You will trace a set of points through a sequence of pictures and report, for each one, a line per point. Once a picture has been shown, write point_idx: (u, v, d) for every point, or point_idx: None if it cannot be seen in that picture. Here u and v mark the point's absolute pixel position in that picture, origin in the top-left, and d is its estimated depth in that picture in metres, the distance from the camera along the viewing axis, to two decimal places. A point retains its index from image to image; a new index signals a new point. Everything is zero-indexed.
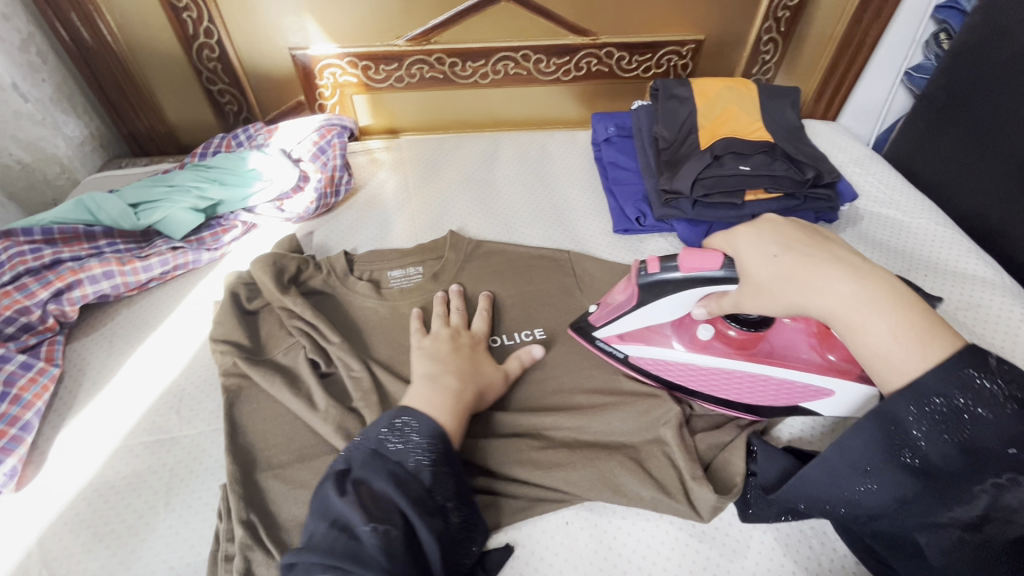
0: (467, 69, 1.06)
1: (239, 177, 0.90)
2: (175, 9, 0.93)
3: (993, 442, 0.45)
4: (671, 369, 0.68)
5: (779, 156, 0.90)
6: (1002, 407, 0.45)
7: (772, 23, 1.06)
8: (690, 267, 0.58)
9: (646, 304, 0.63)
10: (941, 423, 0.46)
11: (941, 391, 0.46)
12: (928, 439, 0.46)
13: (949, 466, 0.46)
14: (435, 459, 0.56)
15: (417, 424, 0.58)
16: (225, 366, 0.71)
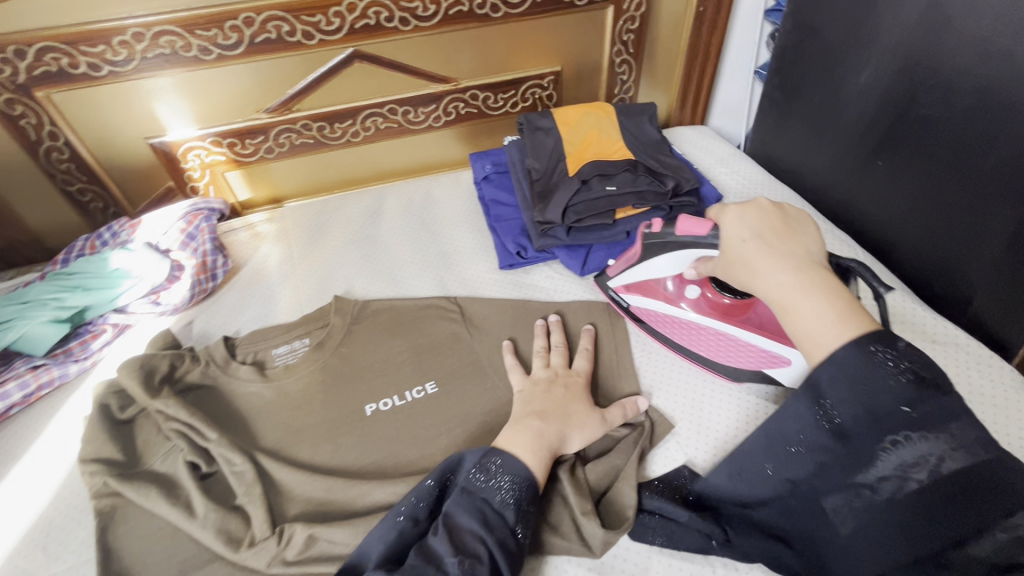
0: (337, 130, 1.06)
1: (104, 279, 0.86)
2: (11, 118, 0.89)
3: (893, 408, 0.49)
4: (661, 319, 0.80)
5: (642, 171, 0.94)
6: (894, 374, 0.50)
7: (620, 46, 1.12)
8: (684, 229, 0.72)
9: (648, 260, 0.78)
10: (849, 385, 0.51)
11: (854, 363, 0.50)
12: (841, 406, 0.51)
13: (859, 431, 0.51)
14: (528, 489, 0.58)
15: (509, 458, 0.60)
16: (95, 489, 0.66)
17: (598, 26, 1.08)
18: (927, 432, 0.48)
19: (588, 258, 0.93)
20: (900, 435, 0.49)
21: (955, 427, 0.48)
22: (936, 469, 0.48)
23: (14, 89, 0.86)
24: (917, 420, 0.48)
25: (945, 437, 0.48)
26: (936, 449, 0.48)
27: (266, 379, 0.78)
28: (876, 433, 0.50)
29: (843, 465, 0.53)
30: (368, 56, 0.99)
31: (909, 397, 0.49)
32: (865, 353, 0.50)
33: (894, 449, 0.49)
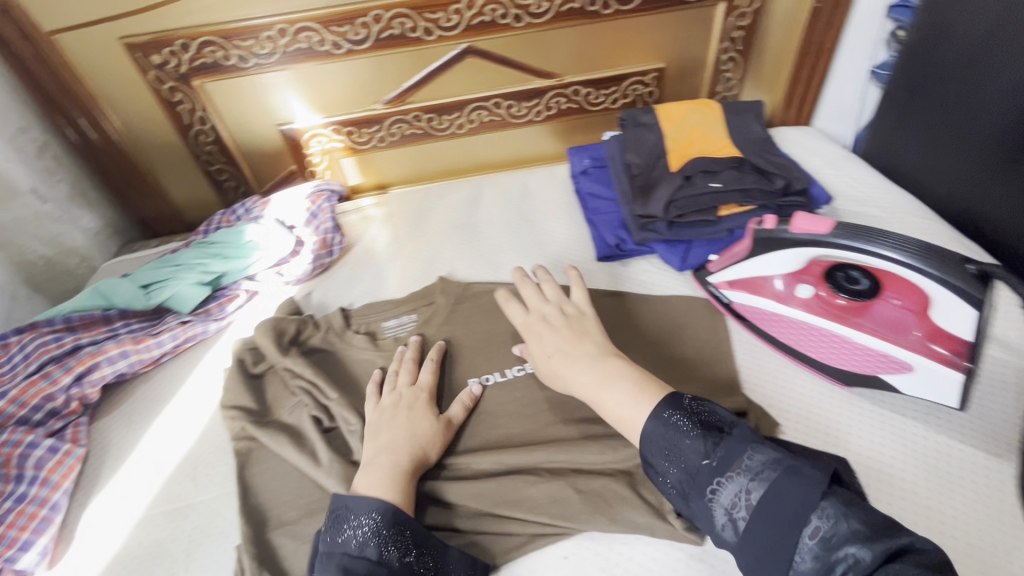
0: (444, 122, 1.12)
1: (239, 249, 0.96)
2: (171, 104, 1.01)
3: (699, 462, 0.54)
4: (765, 318, 0.78)
5: (749, 169, 0.93)
6: (690, 433, 0.56)
7: (728, 43, 1.11)
8: (801, 226, 0.70)
9: (759, 255, 0.77)
10: (666, 452, 0.56)
11: (662, 430, 0.57)
12: (670, 468, 0.56)
13: (691, 492, 0.54)
14: (386, 524, 0.56)
15: (352, 500, 0.59)
16: (235, 432, 0.75)
17: (707, 23, 1.07)
18: (731, 470, 0.52)
19: (689, 253, 0.92)
20: (715, 481, 0.52)
21: (747, 462, 0.52)
22: (748, 502, 0.50)
23: (177, 78, 0.98)
24: (719, 465, 0.53)
25: (742, 472, 0.51)
26: (740, 485, 0.51)
27: (378, 347, 0.83)
28: (702, 488, 0.53)
29: (699, 518, 0.53)
30: (480, 51, 1.03)
31: (703, 448, 0.54)
32: (669, 420, 0.57)
33: (718, 496, 0.52)
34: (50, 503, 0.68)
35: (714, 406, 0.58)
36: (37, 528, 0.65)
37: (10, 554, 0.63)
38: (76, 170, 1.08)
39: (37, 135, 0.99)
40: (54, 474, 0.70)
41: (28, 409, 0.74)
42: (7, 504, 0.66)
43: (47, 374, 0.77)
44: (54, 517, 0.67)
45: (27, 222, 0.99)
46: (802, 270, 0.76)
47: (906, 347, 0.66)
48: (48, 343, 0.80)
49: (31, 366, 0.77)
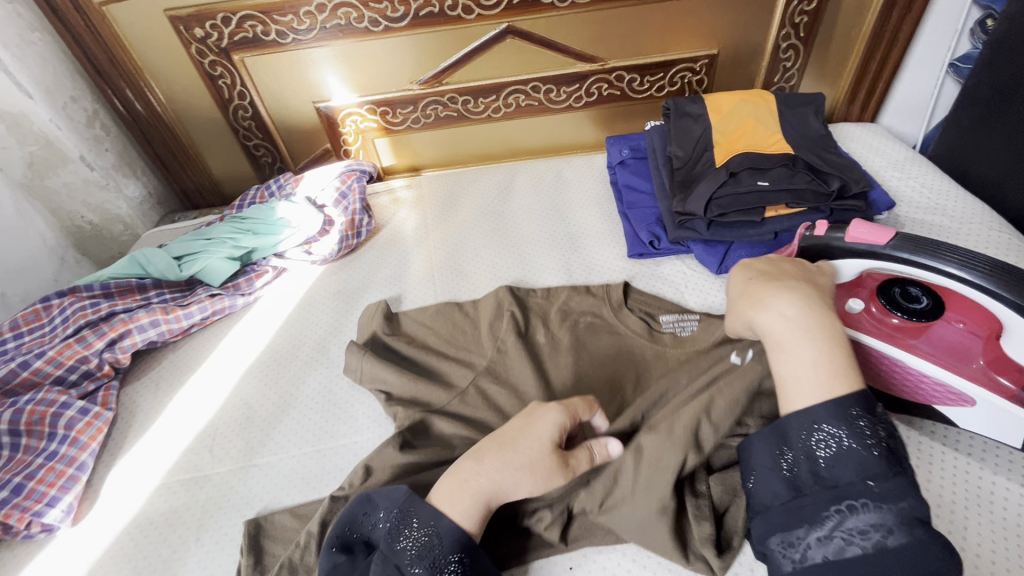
0: (480, 105, 1.09)
1: (268, 226, 0.96)
2: (212, 77, 1.02)
3: (855, 479, 0.46)
4: None
5: (801, 168, 0.86)
6: (868, 446, 0.47)
7: (790, 29, 1.02)
8: (856, 236, 0.64)
9: (803, 265, 0.70)
10: (824, 444, 0.48)
11: (828, 420, 0.48)
12: (826, 462, 0.47)
13: (807, 493, 0.47)
14: (448, 549, 0.51)
15: (426, 508, 0.54)
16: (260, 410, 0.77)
17: (767, 5, 0.99)
18: (876, 505, 0.44)
19: (727, 255, 0.86)
20: (851, 500, 0.45)
21: (903, 506, 0.44)
22: (878, 542, 0.43)
23: (218, 52, 0.98)
24: (873, 493, 0.45)
25: (886, 513, 0.44)
26: (879, 519, 0.44)
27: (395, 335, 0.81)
28: (819, 503, 0.46)
29: (781, 513, 0.48)
30: (521, 32, 0.99)
31: (872, 467, 0.46)
32: (846, 419, 0.48)
33: (840, 520, 0.45)
34: (77, 462, 0.70)
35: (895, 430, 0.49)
36: (63, 485, 0.68)
37: (37, 509, 0.65)
38: (124, 140, 1.11)
39: (87, 105, 1.03)
40: (83, 435, 0.73)
41: (64, 370, 0.77)
42: (39, 460, 0.69)
43: (81, 337, 0.79)
44: (80, 476, 0.70)
45: (76, 188, 1.06)
46: (853, 283, 0.69)
47: (967, 378, 0.59)
48: (86, 307, 0.82)
49: (69, 329, 0.80)
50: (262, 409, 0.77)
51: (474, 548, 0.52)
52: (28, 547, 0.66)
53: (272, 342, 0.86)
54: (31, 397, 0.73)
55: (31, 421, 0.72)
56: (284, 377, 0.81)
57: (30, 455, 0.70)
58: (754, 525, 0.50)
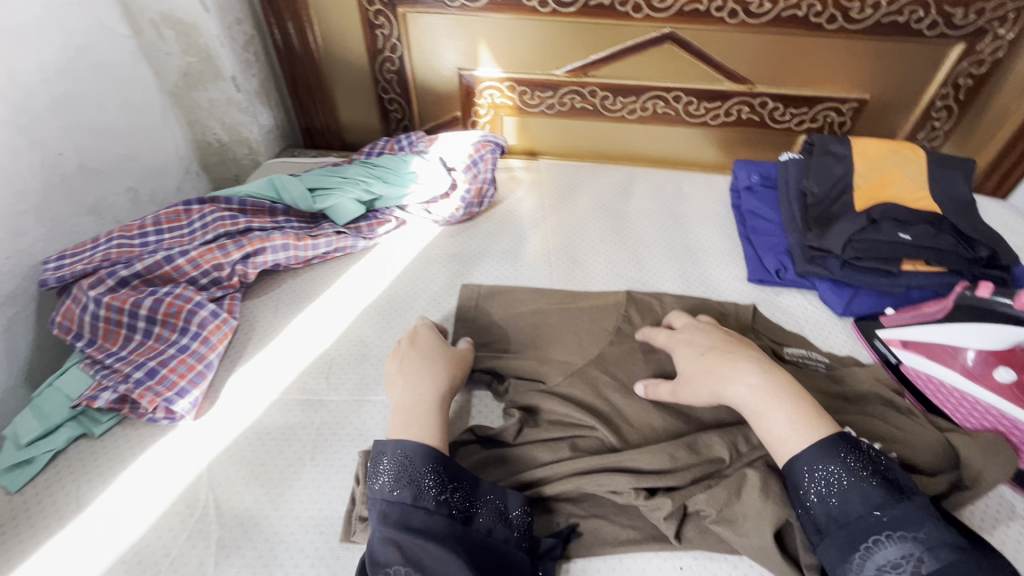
0: (618, 104, 1.10)
1: (399, 177, 0.98)
2: (371, 26, 1.05)
3: (864, 512, 0.51)
4: (940, 391, 0.71)
5: (947, 229, 0.85)
6: (864, 478, 0.53)
7: (949, 90, 1.00)
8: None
9: (954, 318, 0.73)
10: (838, 485, 0.53)
11: (825, 463, 0.54)
12: (844, 500, 0.52)
13: (835, 531, 0.52)
14: (415, 466, 0.57)
15: (389, 440, 0.59)
16: (379, 351, 0.79)
17: (934, 62, 0.97)
18: (899, 535, 0.49)
19: (854, 299, 0.85)
20: (879, 535, 0.50)
21: (926, 532, 0.49)
22: (914, 571, 0.48)
23: (385, 3, 1.01)
24: (886, 524, 0.50)
25: (916, 540, 0.49)
26: (910, 550, 0.49)
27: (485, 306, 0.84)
28: (855, 535, 0.51)
29: (819, 548, 0.52)
30: (681, 40, 0.99)
31: (879, 499, 0.51)
32: (838, 454, 0.54)
33: (871, 552, 0.50)
34: (206, 360, 0.73)
35: (890, 462, 0.55)
36: (193, 379, 0.70)
37: (168, 396, 0.68)
38: (268, 69, 1.15)
39: (247, 29, 1.07)
40: (212, 336, 0.75)
41: (199, 272, 0.80)
42: (171, 350, 0.72)
43: (222, 246, 0.82)
44: (207, 373, 0.72)
45: (218, 106, 1.10)
46: (1006, 353, 0.67)
47: None
48: (226, 219, 0.85)
49: (208, 236, 0.83)
50: (378, 349, 0.79)
51: (443, 457, 0.58)
52: (150, 430, 0.68)
53: (389, 288, 0.88)
54: (170, 291, 0.77)
55: (167, 313, 0.75)
56: (399, 324, 0.82)
57: (162, 344, 0.73)
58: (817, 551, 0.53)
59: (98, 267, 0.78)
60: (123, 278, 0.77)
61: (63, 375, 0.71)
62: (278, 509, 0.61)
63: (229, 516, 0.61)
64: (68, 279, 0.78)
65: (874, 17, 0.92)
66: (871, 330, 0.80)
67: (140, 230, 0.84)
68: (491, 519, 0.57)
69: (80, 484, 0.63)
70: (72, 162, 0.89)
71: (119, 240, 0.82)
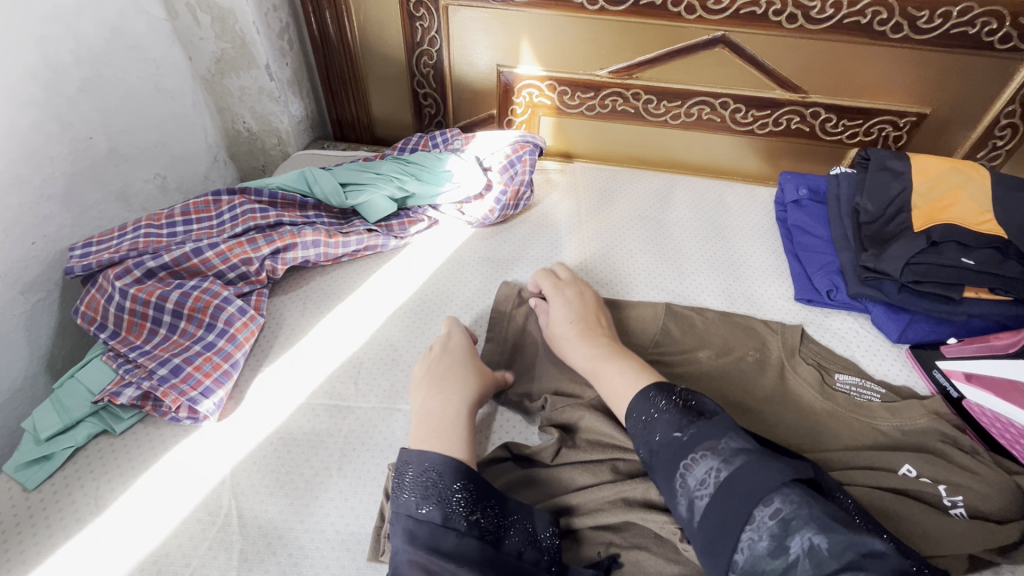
0: (661, 108, 1.05)
1: (433, 176, 0.95)
2: (411, 18, 1.01)
3: (670, 435, 0.53)
4: (1008, 431, 0.66)
5: (1013, 255, 0.80)
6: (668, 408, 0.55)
7: (1016, 107, 0.94)
8: None
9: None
10: (651, 419, 0.56)
11: (646, 401, 0.57)
12: (659, 432, 0.54)
13: (660, 463, 0.53)
14: (444, 480, 0.53)
15: (414, 452, 0.56)
16: (410, 357, 0.75)
17: (1003, 77, 0.92)
18: (698, 447, 0.50)
19: (909, 326, 0.80)
20: (689, 457, 0.51)
21: (721, 441, 0.50)
22: (717, 479, 0.48)
23: None
24: (685, 442, 0.52)
25: (713, 451, 0.50)
26: (710, 462, 0.49)
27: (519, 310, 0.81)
28: (673, 461, 0.52)
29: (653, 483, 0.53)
30: (733, 44, 0.95)
31: (678, 423, 0.54)
32: (649, 396, 0.58)
33: (687, 473, 0.50)
34: (231, 359, 0.70)
35: (700, 394, 0.57)
36: (218, 379, 0.67)
37: (193, 396, 0.65)
38: (302, 58, 1.12)
39: (283, 17, 1.04)
40: (239, 333, 0.72)
41: (227, 266, 0.77)
42: (197, 347, 0.69)
43: (252, 240, 0.79)
44: (232, 373, 0.69)
45: (249, 94, 1.07)
46: None
47: None
48: (256, 211, 0.83)
49: (238, 228, 0.81)
50: (409, 354, 0.75)
51: (471, 472, 0.55)
52: (173, 429, 0.66)
53: (420, 291, 0.85)
54: (197, 285, 0.74)
55: (194, 307, 0.72)
56: (431, 329, 0.79)
57: (187, 340, 0.71)
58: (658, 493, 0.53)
59: (124, 256, 0.76)
60: (150, 269, 0.75)
61: (85, 368, 0.69)
62: (303, 523, 0.58)
63: (253, 527, 0.58)
64: (94, 268, 0.76)
65: (942, 27, 0.87)
66: (930, 361, 0.76)
67: (168, 219, 0.81)
68: (520, 541, 0.53)
69: (98, 483, 0.60)
70: (102, 147, 0.87)
71: (146, 229, 0.79)
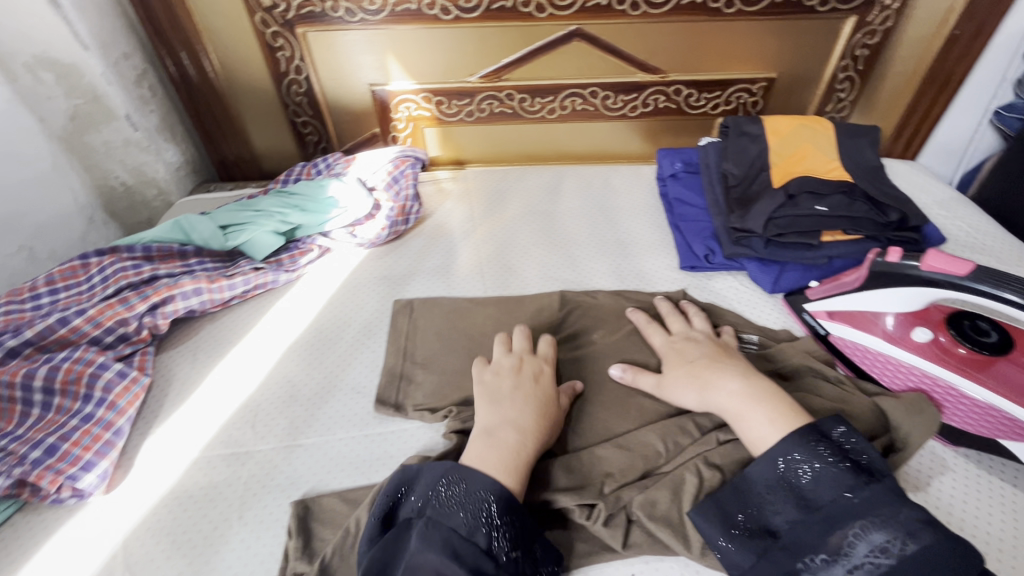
0: (536, 105, 1.08)
1: (318, 204, 0.94)
2: (271, 49, 1.00)
3: (836, 495, 0.51)
4: (867, 357, 0.72)
5: (860, 197, 0.87)
6: (834, 462, 0.53)
7: (848, 61, 1.03)
8: (933, 265, 0.64)
9: (872, 289, 0.72)
10: (804, 470, 0.53)
11: (797, 450, 0.55)
12: (817, 488, 0.52)
13: (812, 520, 0.51)
14: (499, 511, 0.53)
15: (479, 478, 0.55)
16: (308, 389, 0.75)
17: (832, 36, 1.00)
18: (871, 517, 0.49)
19: (781, 275, 0.86)
20: (860, 525, 0.49)
21: (904, 514, 0.48)
22: (901, 553, 0.46)
23: (282, 23, 0.96)
24: (857, 508, 0.49)
25: (896, 524, 0.48)
26: (893, 535, 0.47)
27: (413, 318, 0.83)
28: (834, 521, 0.50)
29: (782, 552, 0.51)
30: (589, 36, 0.99)
31: (849, 483, 0.51)
32: (806, 443, 0.55)
33: (854, 541, 0.48)
34: (114, 427, 0.67)
35: (864, 444, 0.55)
36: (99, 450, 0.65)
37: (72, 472, 0.62)
38: (167, 103, 1.08)
39: (137, 63, 1.00)
40: (120, 399, 0.70)
41: (101, 330, 0.74)
42: (73, 421, 0.66)
43: (124, 299, 0.76)
44: (116, 442, 0.67)
45: (115, 147, 1.02)
46: (919, 314, 0.70)
47: None
48: (127, 269, 0.79)
49: (109, 289, 0.77)
50: (307, 387, 0.75)
51: (522, 510, 0.55)
52: (56, 512, 0.62)
53: (318, 320, 0.84)
54: (68, 355, 0.70)
55: (67, 380, 0.69)
56: (328, 359, 0.78)
57: (63, 416, 0.67)
58: (784, 543, 0.51)
59: None
60: (13, 349, 0.71)
61: None
62: None
63: None
64: None
65: None
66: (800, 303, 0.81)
67: (31, 292, 0.77)
68: None
69: None
70: None
71: (7, 307, 0.75)
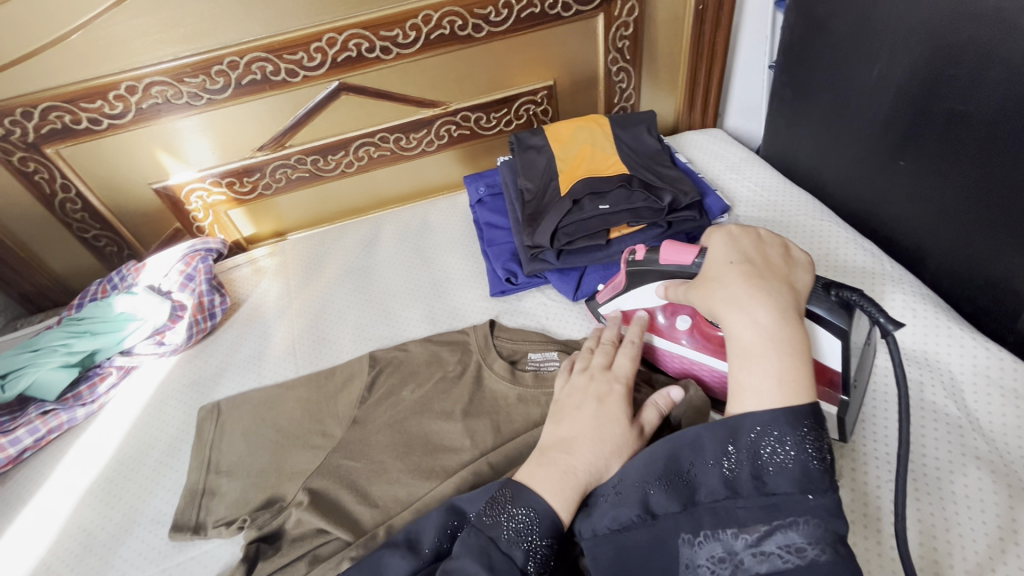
0: (331, 163, 1.07)
1: (110, 324, 0.89)
2: (26, 174, 0.94)
3: (795, 490, 0.44)
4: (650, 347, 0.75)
5: (637, 186, 0.89)
6: (813, 456, 0.45)
7: (615, 54, 1.06)
8: (668, 257, 0.66)
9: (635, 288, 0.72)
10: (770, 451, 0.46)
11: (779, 427, 0.46)
12: (780, 474, 0.45)
13: (747, 498, 0.45)
14: (541, 533, 0.48)
15: (529, 494, 0.50)
16: (104, 533, 0.70)
17: (589, 35, 1.03)
18: (811, 519, 0.43)
19: (581, 281, 0.88)
20: (794, 518, 0.43)
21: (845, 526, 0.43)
22: (815, 559, 0.41)
23: (26, 147, 0.91)
24: (810, 507, 0.43)
25: (824, 530, 0.42)
26: (816, 537, 0.42)
27: (219, 420, 0.79)
28: (771, 504, 0.44)
29: (708, 510, 0.46)
30: (354, 87, 0.98)
31: (820, 483, 0.44)
32: (801, 421, 0.46)
33: (777, 528, 0.43)
34: None
35: None
36: None
37: None
38: None
39: None
40: None
41: None
42: None
43: None
44: None
45: None
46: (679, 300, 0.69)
47: None
48: None
49: None
50: (103, 532, 0.70)
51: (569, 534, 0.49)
52: None
53: (121, 449, 0.80)
54: None
55: None
56: (127, 494, 0.74)
57: None
58: (702, 505, 0.47)
59: None
60: None
61: None
62: None
63: None
64: None
65: (512, 15, 0.96)
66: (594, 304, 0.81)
67: None
68: None
69: None
70: None
71: None
